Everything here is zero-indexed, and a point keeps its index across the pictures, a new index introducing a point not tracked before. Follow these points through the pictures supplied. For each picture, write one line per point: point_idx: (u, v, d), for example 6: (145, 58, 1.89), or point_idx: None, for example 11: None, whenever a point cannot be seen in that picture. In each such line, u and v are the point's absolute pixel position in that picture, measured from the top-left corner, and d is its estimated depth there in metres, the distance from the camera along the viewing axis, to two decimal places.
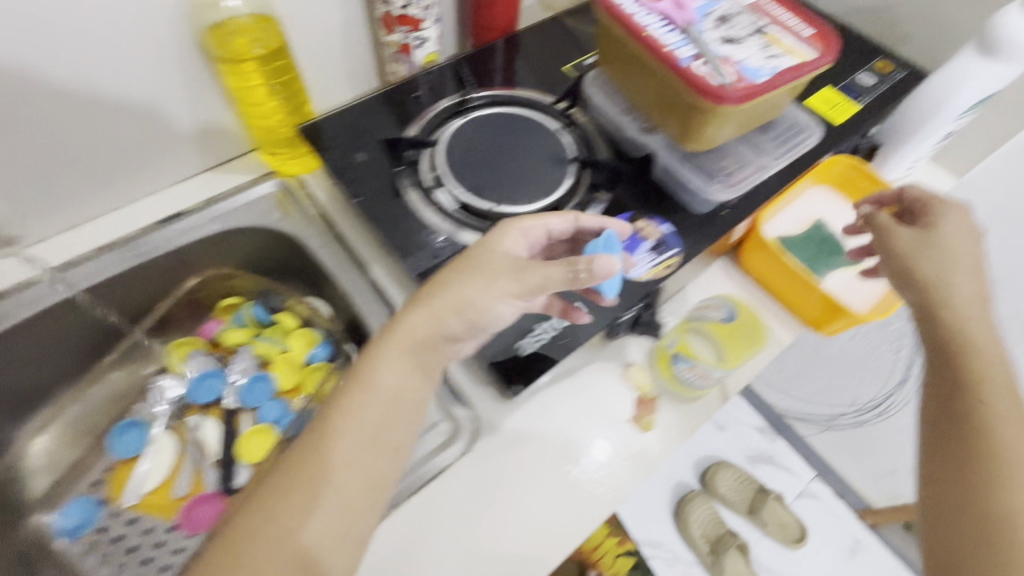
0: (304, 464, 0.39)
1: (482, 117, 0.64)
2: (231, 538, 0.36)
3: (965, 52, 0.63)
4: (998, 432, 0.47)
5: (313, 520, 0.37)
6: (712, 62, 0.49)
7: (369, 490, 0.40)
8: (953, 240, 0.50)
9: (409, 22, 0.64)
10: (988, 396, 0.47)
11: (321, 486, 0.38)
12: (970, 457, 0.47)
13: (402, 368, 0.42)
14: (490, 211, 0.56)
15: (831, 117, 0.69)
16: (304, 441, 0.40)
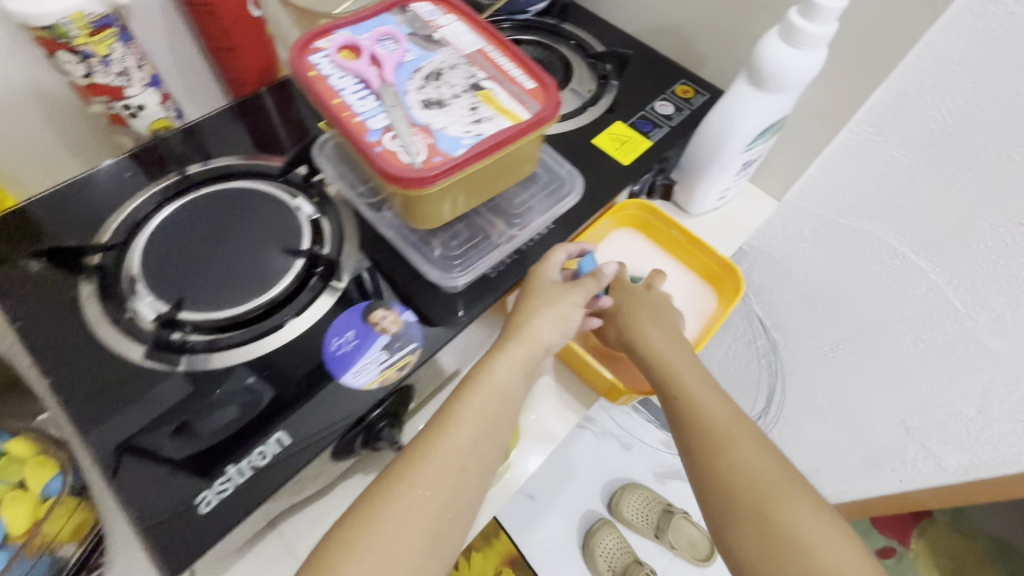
0: (422, 467, 0.46)
1: (203, 198, 0.54)
2: (351, 526, 0.43)
3: (739, 82, 0.59)
4: (761, 487, 0.46)
5: (415, 513, 0.44)
6: (404, 134, 0.42)
7: (450, 517, 0.45)
8: (656, 321, 0.56)
9: (107, 90, 0.53)
10: (734, 453, 0.48)
11: (422, 491, 0.45)
12: (766, 525, 0.45)
13: (512, 372, 0.51)
14: (183, 322, 0.46)
15: (617, 157, 0.63)
16: (410, 456, 0.46)
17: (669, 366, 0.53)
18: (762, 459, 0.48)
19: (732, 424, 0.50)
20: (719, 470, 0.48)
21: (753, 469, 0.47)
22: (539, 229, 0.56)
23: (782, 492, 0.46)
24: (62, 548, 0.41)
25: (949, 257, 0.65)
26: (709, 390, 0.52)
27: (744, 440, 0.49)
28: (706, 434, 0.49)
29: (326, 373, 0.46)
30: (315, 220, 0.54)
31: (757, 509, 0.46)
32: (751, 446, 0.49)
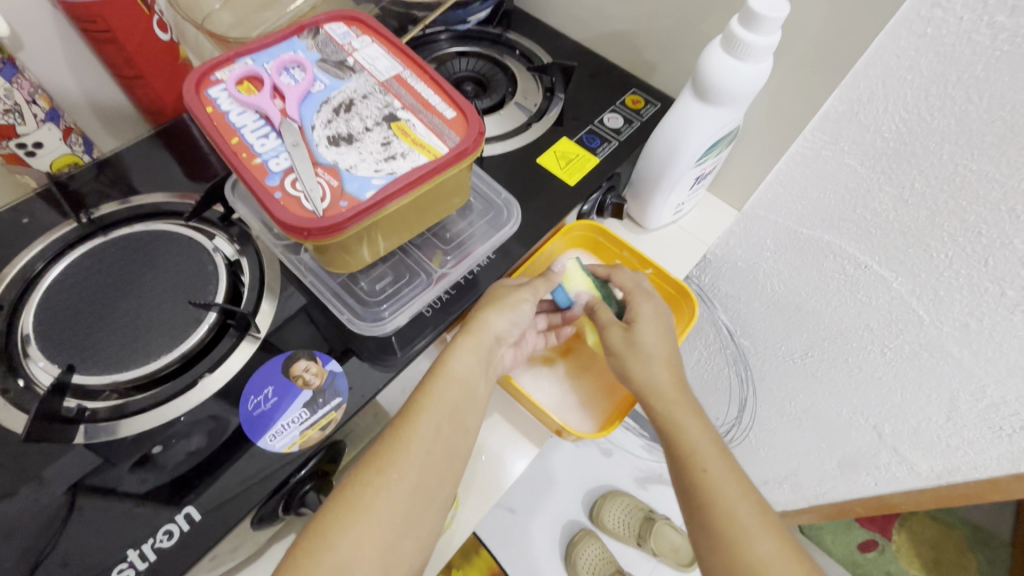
0: (389, 454, 0.43)
1: (110, 244, 0.50)
2: (320, 521, 0.41)
3: (685, 95, 0.55)
4: (740, 533, 0.43)
5: (384, 502, 0.42)
6: (306, 176, 0.38)
7: (422, 502, 0.43)
8: (647, 334, 0.51)
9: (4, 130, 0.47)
10: (715, 493, 0.44)
11: (391, 478, 0.42)
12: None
13: (474, 359, 0.49)
14: (81, 388, 0.42)
15: (564, 176, 0.60)
16: (376, 447, 0.44)
17: (655, 390, 0.49)
18: (746, 500, 0.44)
19: (713, 460, 0.46)
20: (702, 507, 0.44)
21: (734, 513, 0.43)
22: (479, 259, 0.52)
23: (762, 542, 0.42)
24: None
25: (910, 267, 0.63)
26: (695, 419, 0.48)
27: (724, 479, 0.45)
28: (690, 467, 0.46)
29: (243, 436, 0.42)
30: (235, 263, 0.49)
31: (733, 557, 0.42)
32: (735, 485, 0.45)
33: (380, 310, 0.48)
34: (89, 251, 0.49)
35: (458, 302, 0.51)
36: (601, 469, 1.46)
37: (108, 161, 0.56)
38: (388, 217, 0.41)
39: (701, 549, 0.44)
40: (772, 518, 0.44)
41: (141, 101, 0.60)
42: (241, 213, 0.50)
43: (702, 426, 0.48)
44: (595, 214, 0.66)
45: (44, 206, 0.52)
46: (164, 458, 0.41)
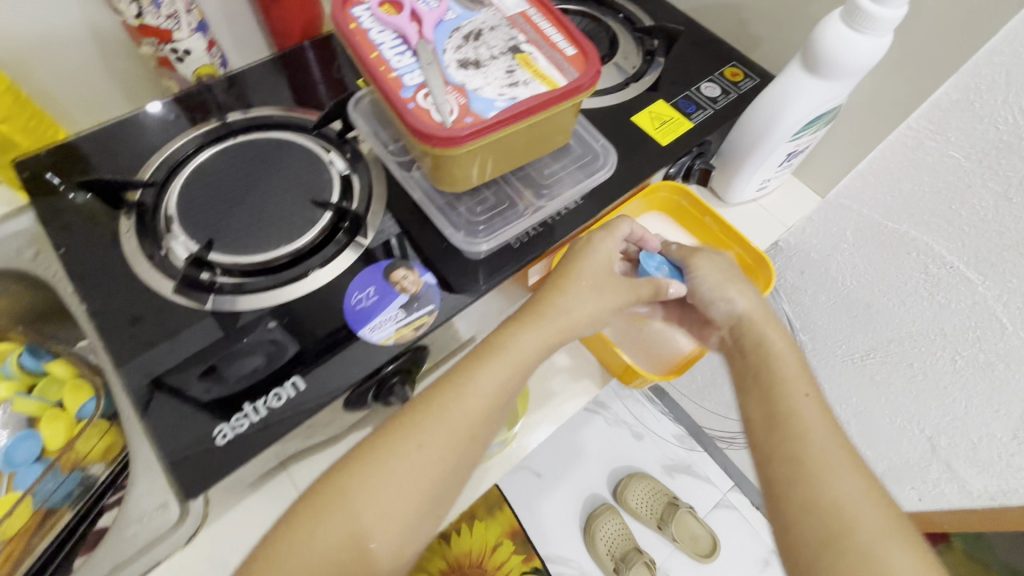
0: (427, 428, 0.44)
1: (242, 146, 0.55)
2: (339, 479, 0.43)
3: (792, 66, 0.56)
4: (825, 482, 0.42)
5: (411, 475, 0.43)
6: (438, 93, 0.41)
7: (450, 481, 0.45)
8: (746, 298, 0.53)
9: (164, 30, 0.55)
10: (808, 439, 0.44)
11: (425, 451, 0.44)
12: (817, 521, 0.41)
13: (535, 347, 0.48)
14: (213, 262, 0.47)
15: (656, 137, 0.61)
16: (411, 413, 0.45)
17: (771, 351, 0.50)
18: (839, 451, 0.43)
19: (807, 401, 0.46)
20: (784, 444, 0.44)
21: (822, 458, 0.43)
22: (565, 205, 0.55)
23: (844, 486, 0.42)
24: (88, 469, 0.58)
25: (1002, 271, 0.61)
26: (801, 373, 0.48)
27: (821, 426, 0.45)
28: (780, 414, 0.46)
29: (344, 327, 0.47)
30: (347, 176, 0.54)
31: (818, 489, 0.42)
32: (827, 427, 0.45)
33: (475, 235, 0.52)
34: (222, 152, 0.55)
35: (543, 238, 0.53)
36: (629, 451, 1.47)
37: (239, 78, 0.61)
38: (501, 140, 0.44)
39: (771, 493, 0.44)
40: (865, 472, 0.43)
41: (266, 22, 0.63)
42: (360, 131, 0.54)
43: (805, 379, 0.48)
44: (680, 177, 0.67)
45: (185, 109, 0.58)
46: (267, 344, 0.46)
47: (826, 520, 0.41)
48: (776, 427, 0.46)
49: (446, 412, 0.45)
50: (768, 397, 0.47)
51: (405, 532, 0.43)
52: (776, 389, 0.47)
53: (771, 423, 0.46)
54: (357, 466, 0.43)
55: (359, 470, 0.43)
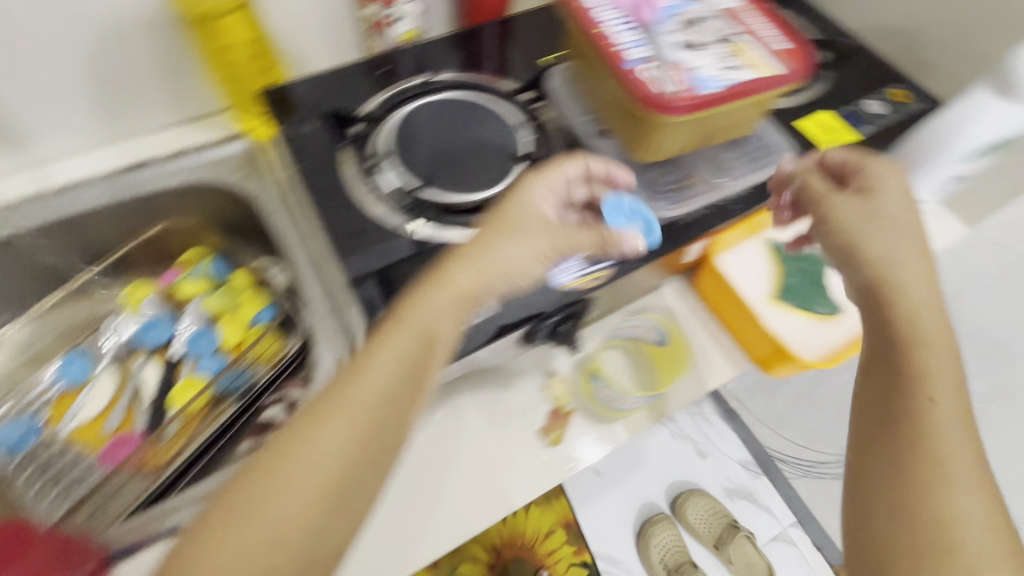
0: (329, 415, 0.37)
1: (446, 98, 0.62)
2: (258, 474, 0.35)
3: (981, 86, 0.56)
4: (946, 440, 0.39)
5: (308, 480, 0.35)
6: (662, 67, 0.46)
7: (362, 475, 0.37)
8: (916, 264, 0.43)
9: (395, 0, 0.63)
10: (927, 379, 0.41)
11: (326, 449, 0.36)
12: (925, 473, 0.38)
13: (445, 301, 0.40)
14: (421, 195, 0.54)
15: (820, 141, 0.63)
16: (315, 404, 0.38)
17: (901, 292, 0.43)
18: (959, 408, 0.40)
19: (936, 403, 0.40)
20: (907, 447, 0.40)
21: (948, 434, 0.39)
22: (730, 193, 0.58)
23: (959, 464, 0.39)
24: (255, 368, 0.63)
25: None
26: (940, 323, 0.42)
27: (944, 359, 0.41)
28: (904, 349, 0.42)
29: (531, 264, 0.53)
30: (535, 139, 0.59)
31: (925, 501, 0.38)
32: (960, 428, 0.40)
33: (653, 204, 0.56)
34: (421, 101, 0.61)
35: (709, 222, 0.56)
36: (690, 469, 1.45)
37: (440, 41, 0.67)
38: (700, 119, 0.48)
39: (858, 426, 0.43)
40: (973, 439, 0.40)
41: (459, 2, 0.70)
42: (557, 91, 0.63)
43: (942, 325, 0.42)
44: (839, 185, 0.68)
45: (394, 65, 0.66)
46: None
47: (927, 537, 0.37)
48: (907, 372, 0.41)
49: (354, 386, 0.38)
50: (893, 391, 0.42)
51: (320, 546, 0.35)
52: (894, 315, 0.43)
53: (888, 417, 0.41)
54: (246, 476, 0.35)
55: (248, 484, 0.35)
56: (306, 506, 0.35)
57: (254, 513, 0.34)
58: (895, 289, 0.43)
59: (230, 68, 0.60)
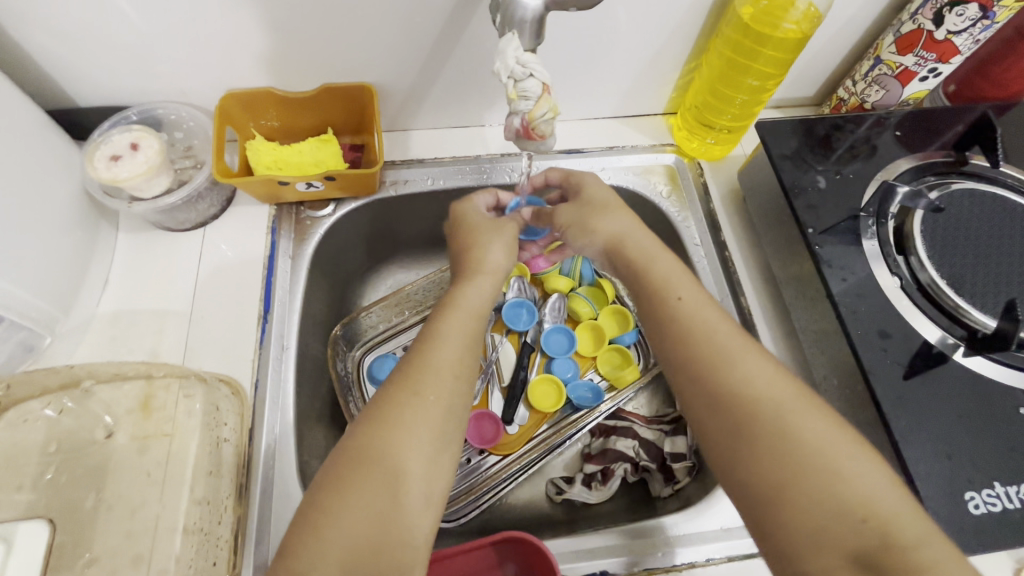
0: (121, 429, 0.50)
1: (891, 193, 0.57)
2: (85, 471, 0.48)
3: None
4: (807, 450, 0.38)
5: (113, 479, 0.48)
6: None
7: (132, 497, 0.48)
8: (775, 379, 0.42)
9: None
10: (769, 393, 0.41)
11: (120, 445, 0.49)
12: (809, 479, 0.38)
13: (474, 294, 0.50)
14: (813, 243, 0.55)
15: None
16: (103, 400, 0.51)
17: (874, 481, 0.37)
18: (794, 404, 0.41)
19: (773, 382, 0.42)
20: (761, 472, 0.39)
21: (821, 442, 0.39)
22: None
23: (852, 473, 0.37)
24: (599, 383, 0.74)
25: None
26: (764, 362, 0.43)
27: (774, 389, 0.41)
28: (741, 408, 0.41)
29: (897, 347, 0.50)
30: (886, 250, 0.54)
31: (777, 464, 0.39)
32: (750, 357, 0.43)
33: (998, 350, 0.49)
34: (988, 183, 0.59)
35: (1002, 408, 0.48)
36: None
37: (895, 123, 0.62)
38: None
39: (749, 468, 0.40)
40: (840, 430, 0.40)
41: (985, 63, 0.63)
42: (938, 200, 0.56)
43: (775, 377, 0.42)
44: None
45: (817, 139, 0.62)
46: None
47: (781, 504, 0.38)
48: (738, 426, 0.41)
49: (146, 410, 0.51)
50: (763, 432, 0.40)
51: (110, 540, 0.46)
52: (717, 374, 0.43)
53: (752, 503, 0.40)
54: (68, 484, 0.48)
55: (71, 480, 0.48)
56: (127, 551, 0.46)
57: (75, 495, 0.47)
58: (702, 335, 0.45)
59: (736, 76, 0.61)
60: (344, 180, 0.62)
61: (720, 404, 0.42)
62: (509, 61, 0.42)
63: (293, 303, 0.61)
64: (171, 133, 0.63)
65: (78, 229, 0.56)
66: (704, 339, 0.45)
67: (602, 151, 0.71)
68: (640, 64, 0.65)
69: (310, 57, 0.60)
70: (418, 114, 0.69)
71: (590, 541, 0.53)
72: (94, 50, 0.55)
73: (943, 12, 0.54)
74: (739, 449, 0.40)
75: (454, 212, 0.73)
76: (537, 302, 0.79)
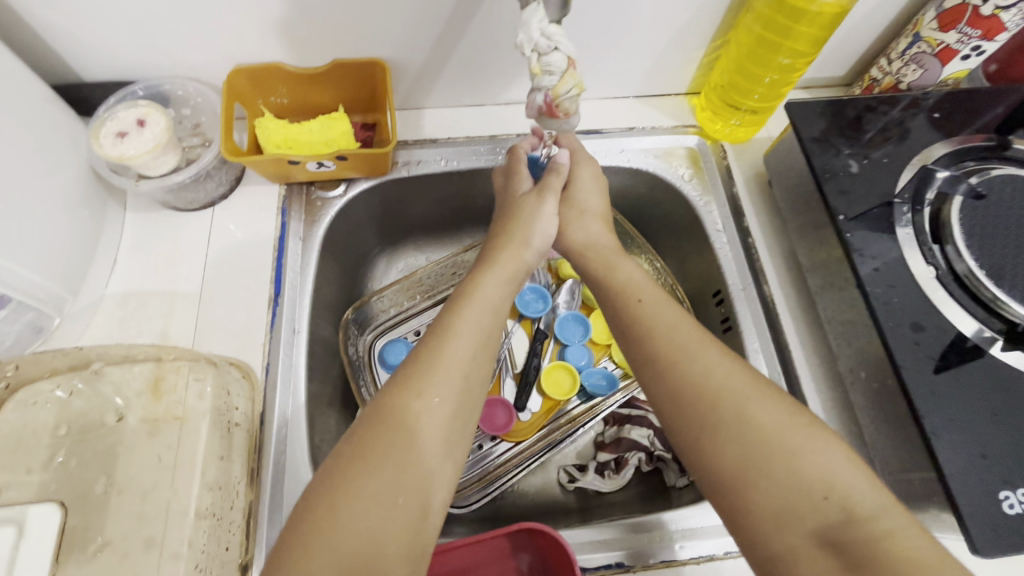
0: (131, 412, 0.50)
1: (926, 179, 0.55)
2: (97, 453, 0.48)
3: None
4: (762, 435, 0.37)
5: (124, 462, 0.48)
6: None
7: (143, 481, 0.47)
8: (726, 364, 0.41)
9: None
10: (722, 384, 0.40)
11: (130, 428, 0.49)
12: (766, 465, 0.36)
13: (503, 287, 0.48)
14: (842, 231, 0.53)
15: None
16: (113, 382, 0.51)
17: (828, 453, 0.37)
18: (749, 389, 0.39)
19: (727, 367, 0.40)
20: (724, 458, 0.38)
21: (775, 424, 0.38)
22: None
23: (808, 453, 0.36)
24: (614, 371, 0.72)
25: None
26: (716, 351, 0.42)
27: (726, 378, 0.40)
28: (694, 398, 0.40)
29: (930, 341, 0.48)
30: (919, 239, 0.52)
31: (738, 449, 0.37)
32: (704, 348, 0.42)
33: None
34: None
35: None
36: None
37: (932, 105, 0.59)
38: None
39: (707, 457, 0.38)
40: (793, 410, 0.39)
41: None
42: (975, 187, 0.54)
43: (727, 365, 0.41)
44: None
45: (849, 120, 0.59)
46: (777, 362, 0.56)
47: (745, 488, 0.37)
48: (696, 415, 0.39)
49: (156, 393, 0.50)
50: (720, 418, 0.39)
51: (122, 523, 0.45)
52: (672, 367, 0.41)
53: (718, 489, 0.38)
54: (81, 466, 0.47)
55: (83, 462, 0.47)
56: (139, 534, 0.45)
57: (87, 478, 0.47)
58: (656, 329, 0.44)
59: (766, 53, 0.58)
60: (355, 161, 0.60)
61: (678, 392, 0.41)
62: (534, 34, 0.39)
63: (303, 285, 0.59)
64: (178, 110, 0.61)
65: (85, 208, 0.55)
66: (655, 334, 0.43)
67: (622, 131, 0.68)
68: (664, 40, 0.62)
69: (320, 31, 0.57)
70: (432, 92, 0.66)
71: (598, 532, 0.52)
72: (99, 22, 0.53)
73: None
74: (700, 438, 0.39)
75: (467, 193, 0.71)
76: (551, 287, 0.77)
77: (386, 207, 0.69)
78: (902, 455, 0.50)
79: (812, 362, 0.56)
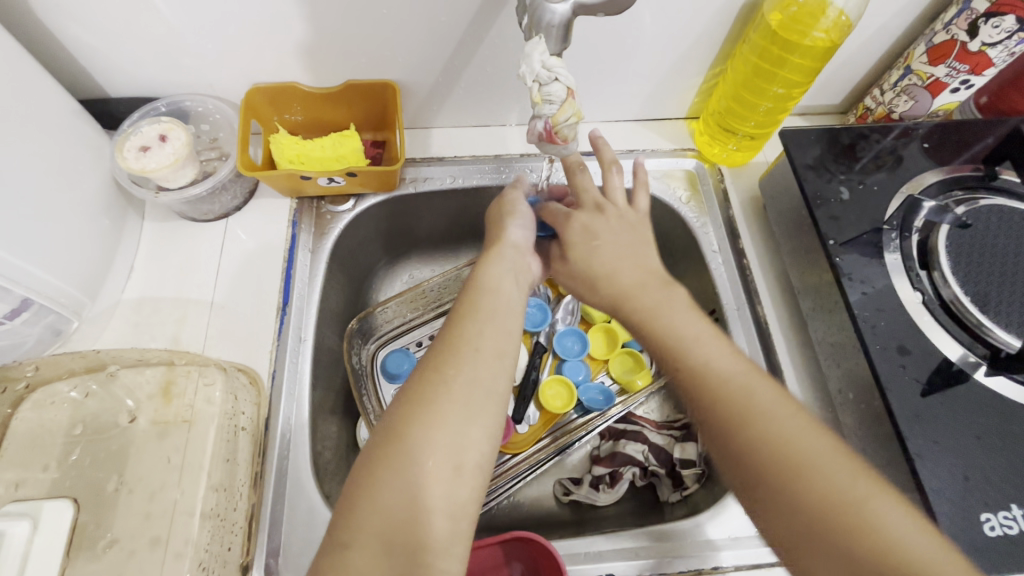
0: (142, 414, 0.52)
1: (915, 207, 0.57)
2: (109, 452, 0.50)
3: None
4: (835, 484, 0.36)
5: (133, 463, 0.50)
6: None
7: (152, 480, 0.49)
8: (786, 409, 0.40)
9: (1010, 8, 0.52)
10: (794, 445, 0.38)
11: (141, 430, 0.51)
12: (838, 532, 0.35)
13: (499, 271, 0.49)
14: (834, 255, 0.54)
15: None
16: (126, 383, 0.53)
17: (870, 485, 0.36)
18: (822, 443, 0.38)
19: (791, 414, 0.39)
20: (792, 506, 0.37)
21: (849, 486, 0.36)
22: None
23: (876, 499, 0.36)
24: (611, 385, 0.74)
25: None
26: (788, 407, 0.40)
27: (796, 424, 0.39)
28: (762, 458, 0.38)
29: (916, 365, 0.49)
30: (908, 265, 0.54)
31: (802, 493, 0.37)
32: (775, 397, 0.40)
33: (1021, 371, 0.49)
34: (1018, 199, 0.57)
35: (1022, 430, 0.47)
36: None
37: (923, 135, 0.61)
38: None
39: (776, 500, 0.37)
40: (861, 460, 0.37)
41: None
42: (964, 216, 0.55)
43: (802, 426, 0.39)
44: None
45: (842, 148, 0.61)
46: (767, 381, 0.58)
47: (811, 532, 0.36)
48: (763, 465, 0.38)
49: (164, 397, 0.52)
50: (789, 469, 0.37)
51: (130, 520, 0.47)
52: (741, 410, 0.40)
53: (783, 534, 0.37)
54: (94, 465, 0.49)
55: (96, 460, 0.50)
56: (146, 532, 0.47)
57: (99, 476, 0.49)
58: (716, 383, 0.41)
59: (760, 83, 0.61)
60: (364, 177, 0.62)
61: (739, 435, 0.39)
62: (535, 66, 0.42)
63: (310, 295, 0.62)
64: (197, 126, 0.64)
65: (106, 217, 0.57)
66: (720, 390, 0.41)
67: (622, 153, 0.71)
68: (663, 68, 0.64)
69: (334, 53, 0.60)
70: (439, 113, 0.69)
71: (618, 542, 0.53)
72: (127, 43, 0.56)
73: (978, 23, 0.53)
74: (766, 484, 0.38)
75: (471, 209, 0.73)
76: (553, 303, 0.79)
77: (392, 221, 0.71)
78: (888, 475, 0.52)
79: (803, 382, 0.58)
